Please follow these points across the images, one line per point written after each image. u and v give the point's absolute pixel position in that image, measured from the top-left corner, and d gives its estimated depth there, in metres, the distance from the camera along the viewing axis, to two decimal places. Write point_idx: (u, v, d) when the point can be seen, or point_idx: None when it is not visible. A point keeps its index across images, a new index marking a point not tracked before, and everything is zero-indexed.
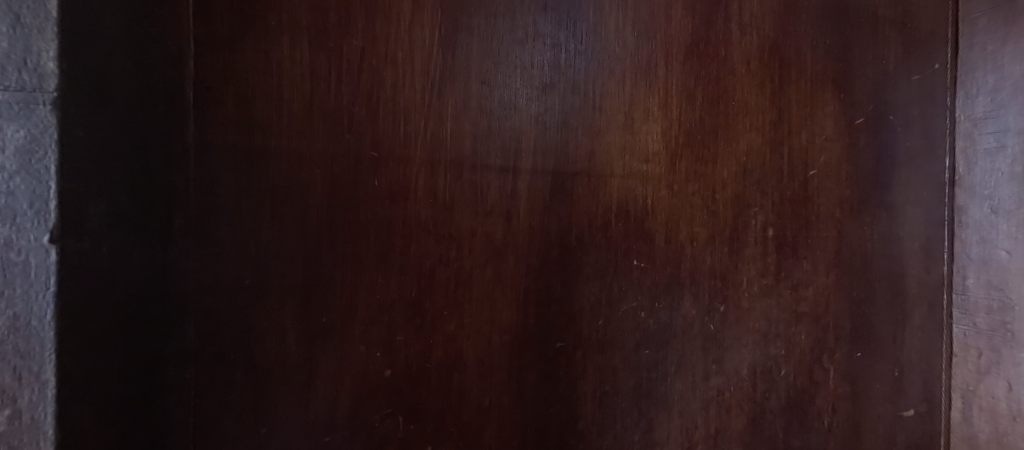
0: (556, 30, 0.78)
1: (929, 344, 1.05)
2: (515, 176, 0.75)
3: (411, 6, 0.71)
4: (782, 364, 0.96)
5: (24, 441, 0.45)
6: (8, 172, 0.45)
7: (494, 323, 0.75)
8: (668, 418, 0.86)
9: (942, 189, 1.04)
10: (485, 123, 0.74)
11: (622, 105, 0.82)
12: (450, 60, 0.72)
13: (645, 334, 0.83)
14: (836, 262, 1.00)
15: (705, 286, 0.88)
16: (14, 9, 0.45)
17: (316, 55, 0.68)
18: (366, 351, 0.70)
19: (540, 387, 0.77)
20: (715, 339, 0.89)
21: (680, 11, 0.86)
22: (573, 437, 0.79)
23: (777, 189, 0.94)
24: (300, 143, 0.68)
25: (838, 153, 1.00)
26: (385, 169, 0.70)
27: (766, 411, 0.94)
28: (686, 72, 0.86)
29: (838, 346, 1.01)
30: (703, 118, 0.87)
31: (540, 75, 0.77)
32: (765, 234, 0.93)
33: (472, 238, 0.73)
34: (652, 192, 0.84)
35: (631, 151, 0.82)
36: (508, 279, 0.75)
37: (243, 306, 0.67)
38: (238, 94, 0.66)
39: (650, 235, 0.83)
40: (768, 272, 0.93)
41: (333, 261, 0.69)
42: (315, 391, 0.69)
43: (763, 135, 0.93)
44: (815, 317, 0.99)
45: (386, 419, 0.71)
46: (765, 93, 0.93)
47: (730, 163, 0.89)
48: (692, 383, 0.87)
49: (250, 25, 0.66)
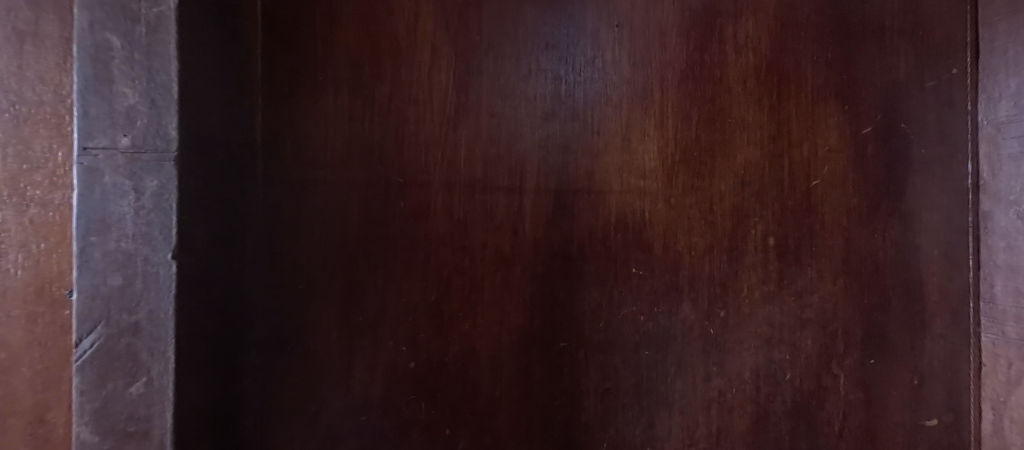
0: (558, 63, 0.88)
1: (951, 352, 1.09)
2: (521, 195, 0.85)
3: (430, 54, 0.82)
4: (788, 368, 1.01)
5: (155, 400, 0.63)
6: (147, 209, 0.62)
7: (505, 323, 0.85)
8: (669, 416, 0.93)
9: (958, 199, 1.08)
10: (494, 151, 0.84)
11: (620, 128, 0.91)
12: (463, 97, 0.83)
13: (644, 336, 0.92)
14: (844, 269, 1.05)
15: (704, 293, 0.95)
16: (151, 94, 0.63)
17: (352, 101, 0.80)
18: (394, 345, 0.81)
19: (547, 382, 0.87)
20: (716, 342, 0.96)
21: (674, 38, 0.94)
22: (577, 429, 0.88)
23: (778, 199, 1.00)
24: (339, 174, 0.79)
25: (841, 164, 1.05)
26: (410, 192, 0.81)
27: (773, 414, 1.00)
28: (681, 94, 0.94)
29: (848, 353, 1.05)
30: (699, 136, 0.95)
31: (543, 105, 0.87)
32: (766, 242, 0.99)
33: (483, 249, 0.84)
34: (650, 206, 0.92)
35: (629, 169, 0.91)
36: (516, 284, 0.85)
37: (297, 308, 0.79)
38: (295, 134, 0.78)
39: (647, 244, 0.92)
40: (769, 279, 0.99)
41: (369, 270, 0.80)
42: (354, 379, 0.80)
43: (761, 148, 0.99)
44: (822, 323, 1.03)
45: (411, 404, 0.81)
46: (763, 108, 0.99)
47: (727, 177, 0.97)
48: (693, 383, 0.94)
49: (304, 81, 0.79)
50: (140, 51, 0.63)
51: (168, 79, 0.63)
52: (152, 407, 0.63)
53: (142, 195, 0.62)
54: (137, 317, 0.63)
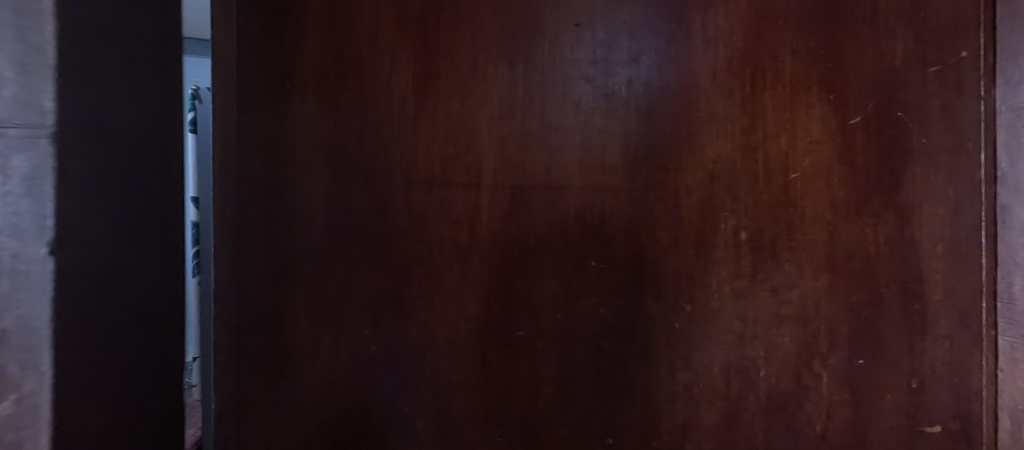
0: (516, 60, 0.90)
1: (960, 356, 1.04)
2: (478, 191, 0.88)
3: (390, 62, 0.87)
4: (762, 365, 0.98)
5: (27, 375, 0.69)
6: (18, 194, 0.68)
7: (461, 312, 0.88)
8: (631, 408, 0.93)
9: (965, 192, 1.02)
10: (450, 149, 0.88)
11: (578, 125, 0.92)
12: (421, 99, 0.87)
13: (606, 329, 0.92)
14: (828, 265, 1.01)
15: (670, 286, 0.94)
16: (23, 63, 0.68)
17: (318, 105, 0.85)
18: (357, 329, 0.86)
19: (503, 369, 0.89)
20: (681, 336, 0.95)
21: (635, 36, 0.95)
22: (535, 416, 0.90)
23: (751, 193, 0.97)
24: (307, 172, 0.85)
25: (825, 156, 1.01)
26: (371, 189, 0.86)
27: (745, 410, 0.98)
28: (643, 90, 0.94)
29: (835, 352, 1.01)
30: (664, 130, 0.94)
31: (499, 104, 0.89)
32: (737, 236, 0.97)
33: (441, 243, 0.87)
34: (612, 200, 0.92)
35: (587, 165, 0.91)
36: (474, 276, 0.88)
37: (268, 297, 0.84)
38: (268, 137, 0.84)
39: (608, 238, 0.92)
40: (741, 275, 0.97)
41: (333, 261, 0.85)
42: (320, 358, 0.85)
43: (732, 142, 0.97)
44: (803, 320, 1.00)
45: (374, 384, 0.86)
46: (735, 101, 0.97)
47: (695, 171, 0.95)
48: (657, 376, 0.94)
49: (275, 90, 0.85)
50: (10, 14, 0.68)
51: (41, 40, 0.68)
52: (24, 428, 0.68)
53: (12, 177, 0.68)
54: (6, 324, 0.68)
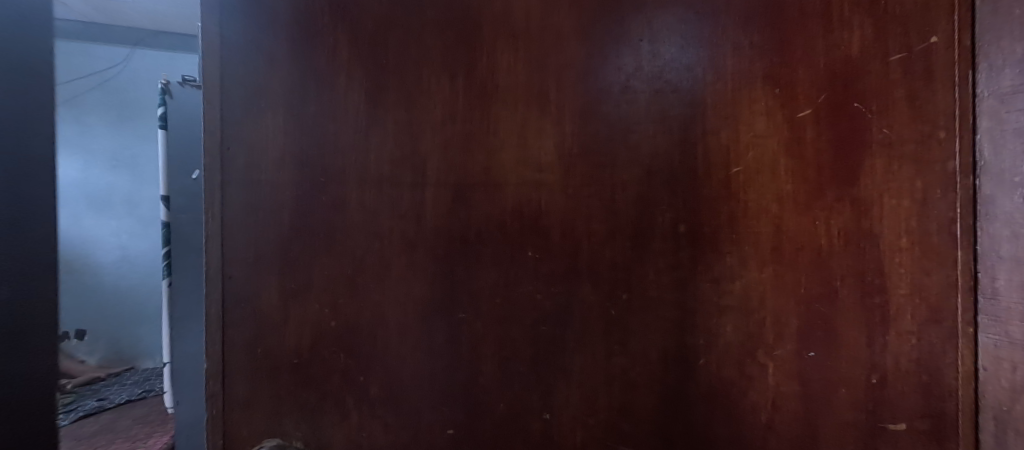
0: (457, 70, 0.95)
1: (932, 355, 1.03)
2: (423, 188, 0.95)
3: (346, 78, 0.94)
4: (701, 353, 1.00)
5: None
6: None
7: (409, 294, 0.94)
8: (567, 386, 0.97)
9: (939, 188, 1.02)
10: (397, 153, 0.94)
11: (515, 126, 0.96)
12: (374, 107, 0.94)
13: (543, 313, 0.97)
14: (774, 257, 1.01)
15: (606, 276, 0.98)
16: None
17: (285, 116, 0.92)
18: (318, 307, 0.93)
19: (447, 346, 0.95)
20: (618, 323, 0.98)
21: (570, 42, 0.98)
22: (475, 389, 0.95)
23: (691, 187, 1.00)
24: (276, 174, 0.92)
25: (773, 148, 1.01)
26: (331, 189, 0.93)
27: (685, 397, 1.00)
28: (578, 94, 0.98)
29: (782, 344, 1.01)
30: (598, 130, 0.98)
31: (442, 112, 0.95)
32: (676, 229, 0.99)
33: (390, 234, 0.94)
34: (547, 195, 0.97)
35: (524, 163, 0.96)
36: (420, 263, 0.95)
37: (245, 284, 0.93)
38: (244, 146, 0.92)
39: (544, 230, 0.97)
40: (681, 266, 0.99)
41: (300, 251, 0.93)
42: (288, 331, 0.93)
43: (668, 137, 0.99)
44: (747, 311, 1.01)
45: (334, 354, 0.93)
46: (673, 99, 0.99)
47: (631, 167, 0.98)
48: (593, 360, 0.98)
49: (249, 105, 0.92)
50: None
51: None
52: None
53: None
54: None
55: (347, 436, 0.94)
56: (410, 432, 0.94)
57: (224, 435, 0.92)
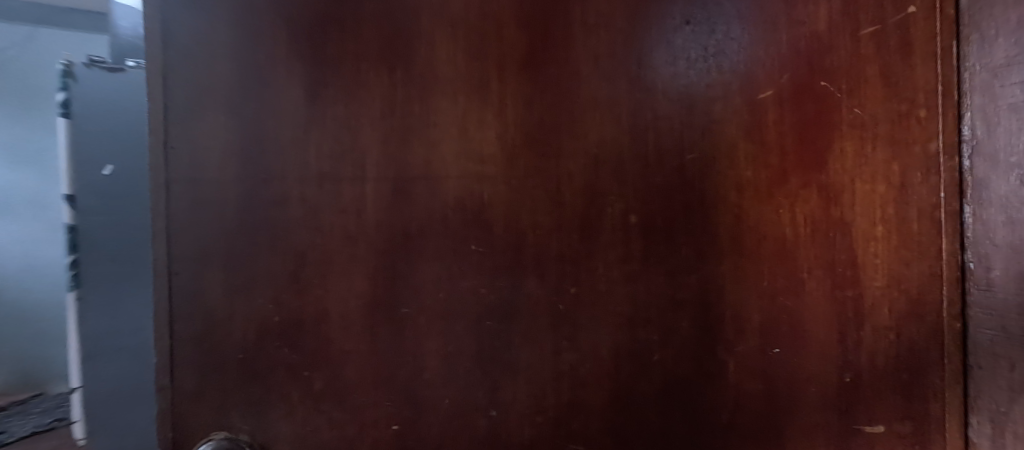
0: (395, 63, 0.93)
1: (914, 352, 0.96)
2: (364, 181, 0.93)
3: (284, 73, 0.91)
4: (655, 350, 0.95)
5: None
6: None
7: (351, 289, 0.93)
8: (513, 383, 0.95)
9: (920, 169, 0.96)
10: (339, 147, 0.92)
11: (455, 117, 0.94)
12: (314, 101, 0.92)
13: (487, 308, 0.94)
14: (734, 249, 0.96)
15: (553, 270, 0.95)
16: None
17: (226, 113, 0.90)
18: (263, 302, 0.91)
19: (391, 340, 0.93)
20: (566, 318, 0.95)
21: (511, 29, 0.95)
22: (420, 385, 0.94)
23: (641, 176, 0.95)
24: (219, 171, 0.90)
25: (732, 133, 0.96)
26: (274, 185, 0.91)
27: (637, 395, 0.95)
28: (521, 81, 0.94)
29: (743, 340, 0.96)
30: (542, 119, 0.95)
31: (382, 105, 0.93)
32: (626, 220, 0.95)
33: (332, 230, 0.92)
34: (490, 188, 0.94)
35: (465, 155, 0.94)
36: (361, 258, 0.93)
37: (189, 282, 0.90)
38: (187, 144, 0.90)
39: (487, 223, 0.94)
40: (632, 258, 0.95)
41: (246, 249, 0.91)
42: (235, 324, 0.91)
43: (617, 124, 0.95)
44: (704, 306, 0.96)
45: (280, 348, 0.91)
46: (620, 85, 0.95)
47: (577, 156, 0.95)
48: (540, 356, 0.95)
49: (190, 101, 0.90)
50: None
51: None
52: None
53: None
54: None
55: (294, 431, 0.92)
56: (354, 427, 0.93)
57: (173, 428, 0.90)
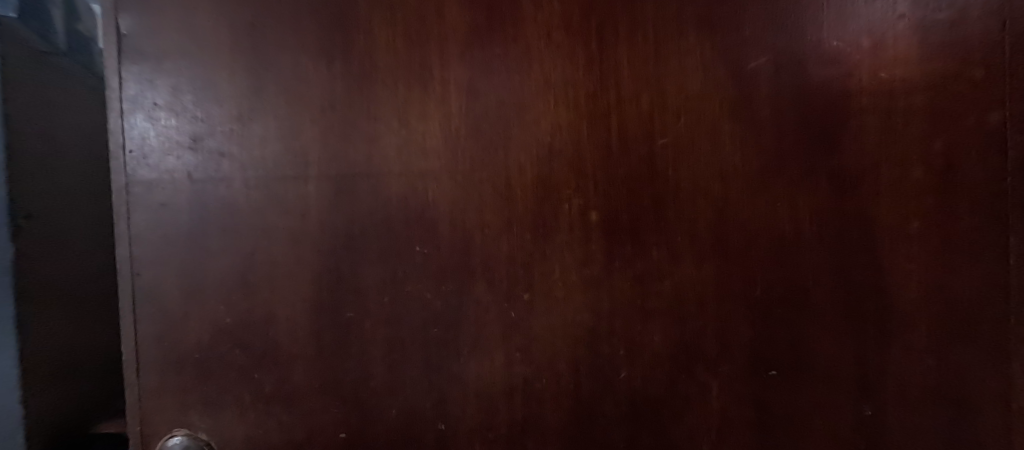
0: (333, 54, 0.88)
1: (965, 374, 0.81)
2: (306, 181, 0.88)
3: (228, 74, 0.88)
4: (621, 366, 0.86)
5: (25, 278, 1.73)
6: None
7: (296, 292, 0.89)
8: (463, 394, 0.89)
9: (972, 148, 0.79)
10: (282, 145, 0.88)
11: (395, 109, 0.87)
12: (258, 99, 0.88)
13: (432, 315, 0.88)
14: (718, 252, 0.84)
15: (503, 273, 0.87)
16: None
17: (178, 117, 0.88)
18: (214, 305, 0.90)
19: (337, 344, 0.89)
20: (517, 327, 0.87)
21: (454, 10, 0.86)
22: (366, 392, 0.90)
23: (602, 168, 0.85)
24: (172, 175, 0.89)
25: (714, 113, 0.83)
26: (223, 188, 0.89)
27: (600, 415, 0.87)
28: (464, 68, 0.86)
29: (729, 359, 0.85)
30: (488, 108, 0.86)
31: (321, 100, 0.88)
32: (586, 218, 0.85)
33: (277, 232, 0.89)
34: (433, 185, 0.87)
35: (407, 150, 0.87)
36: (306, 261, 0.89)
37: (150, 285, 0.89)
38: (140, 148, 0.88)
39: (432, 224, 0.87)
40: (593, 261, 0.86)
41: (201, 253, 0.89)
42: (191, 326, 0.90)
43: (573, 111, 0.85)
44: (678, 316, 0.85)
45: (231, 349, 0.90)
46: (577, 64, 0.85)
47: (529, 147, 0.85)
48: (490, 366, 0.88)
49: (143, 107, 0.88)
50: None
51: None
52: None
53: None
54: None
55: (246, 432, 0.91)
56: (303, 432, 0.91)
57: (143, 421, 0.90)
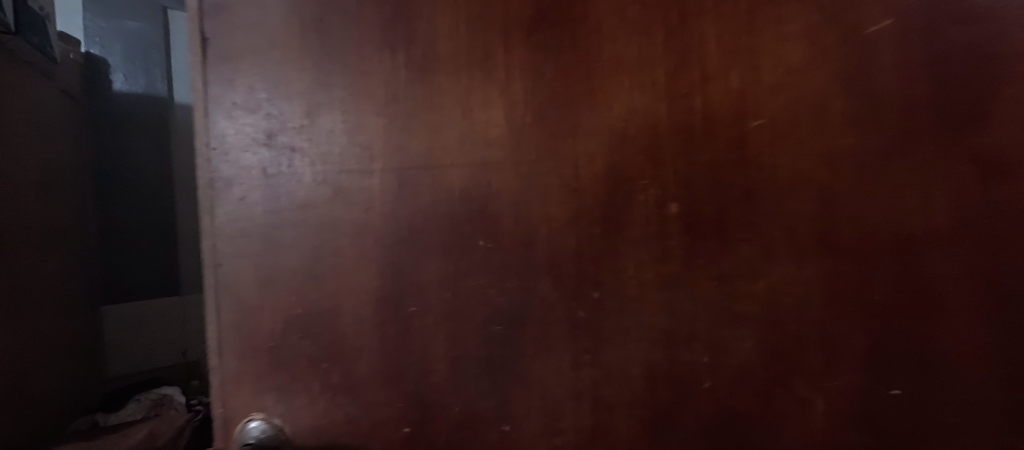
0: (397, 42, 0.85)
1: None
2: (371, 175, 0.86)
3: (299, 70, 0.87)
4: (704, 375, 0.77)
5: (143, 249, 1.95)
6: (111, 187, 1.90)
7: (360, 285, 0.88)
8: (526, 395, 0.84)
9: None
10: (349, 137, 0.86)
11: (458, 98, 0.83)
12: (327, 92, 0.86)
13: (495, 311, 0.84)
14: (827, 249, 0.73)
15: (570, 269, 0.81)
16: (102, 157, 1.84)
17: (254, 114, 0.88)
18: (287, 297, 0.90)
19: (399, 339, 0.88)
20: (586, 327, 0.81)
21: None
22: (428, 387, 0.87)
23: (683, 155, 0.75)
24: (247, 171, 0.89)
25: (819, 87, 0.72)
26: (296, 183, 0.88)
27: (678, 428, 0.79)
28: (529, 51, 0.80)
29: (839, 372, 0.74)
30: (555, 92, 0.80)
31: (384, 90, 0.85)
32: (664, 209, 0.77)
33: (343, 225, 0.87)
34: (495, 177, 0.82)
35: (470, 139, 0.83)
36: (370, 255, 0.87)
37: (229, 276, 0.91)
38: (219, 144, 0.89)
39: (496, 217, 0.82)
40: (672, 259, 0.77)
41: (276, 247, 0.89)
42: (264, 316, 0.91)
43: (650, 92, 0.76)
44: (773, 321, 0.75)
45: (301, 340, 0.90)
46: (654, 41, 0.76)
47: (599, 133, 0.78)
48: (556, 368, 0.82)
49: (223, 104, 0.89)
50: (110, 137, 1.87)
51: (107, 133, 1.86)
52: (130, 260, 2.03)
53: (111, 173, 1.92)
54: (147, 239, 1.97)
55: (313, 422, 0.91)
56: (368, 424, 0.90)
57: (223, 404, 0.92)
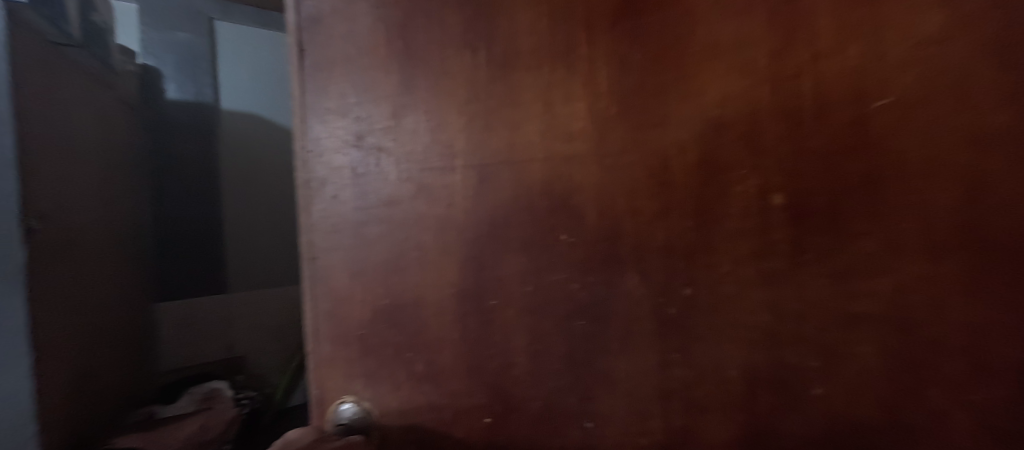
0: (477, 35, 0.83)
1: None
2: (452, 170, 0.85)
3: (383, 71, 0.88)
4: (813, 382, 0.70)
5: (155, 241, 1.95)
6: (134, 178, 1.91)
7: (443, 277, 0.88)
8: (610, 394, 0.81)
9: None
10: (431, 133, 0.86)
11: (539, 88, 0.80)
12: (410, 88, 0.87)
13: (577, 308, 0.81)
14: (974, 244, 0.63)
15: (658, 266, 0.76)
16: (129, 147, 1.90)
17: (344, 117, 0.90)
18: (374, 288, 0.93)
19: (480, 331, 0.87)
20: (675, 327, 0.76)
21: None
22: (509, 380, 0.87)
23: (791, 142, 0.68)
24: (337, 170, 0.91)
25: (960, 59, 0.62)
26: (382, 179, 0.89)
27: (781, 436, 0.73)
28: (615, 36, 0.76)
29: (986, 384, 0.64)
30: (643, 80, 0.75)
31: (465, 83, 0.84)
32: (767, 201, 0.70)
33: (425, 219, 0.88)
34: (578, 169, 0.79)
35: (552, 131, 0.80)
36: (452, 249, 0.87)
37: (323, 268, 0.95)
38: (313, 145, 0.92)
39: (578, 211, 0.79)
40: (776, 257, 0.70)
41: (365, 241, 0.92)
42: (353, 304, 0.94)
43: (750, 75, 0.69)
44: (902, 326, 0.66)
45: (388, 328, 0.93)
46: (756, 18, 0.69)
47: (691, 122, 0.72)
48: (643, 367, 0.78)
49: (314, 108, 0.91)
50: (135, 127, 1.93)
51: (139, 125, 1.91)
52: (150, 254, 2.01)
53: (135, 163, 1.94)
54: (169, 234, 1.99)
55: (400, 407, 0.93)
56: (450, 412, 0.91)
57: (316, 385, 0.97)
